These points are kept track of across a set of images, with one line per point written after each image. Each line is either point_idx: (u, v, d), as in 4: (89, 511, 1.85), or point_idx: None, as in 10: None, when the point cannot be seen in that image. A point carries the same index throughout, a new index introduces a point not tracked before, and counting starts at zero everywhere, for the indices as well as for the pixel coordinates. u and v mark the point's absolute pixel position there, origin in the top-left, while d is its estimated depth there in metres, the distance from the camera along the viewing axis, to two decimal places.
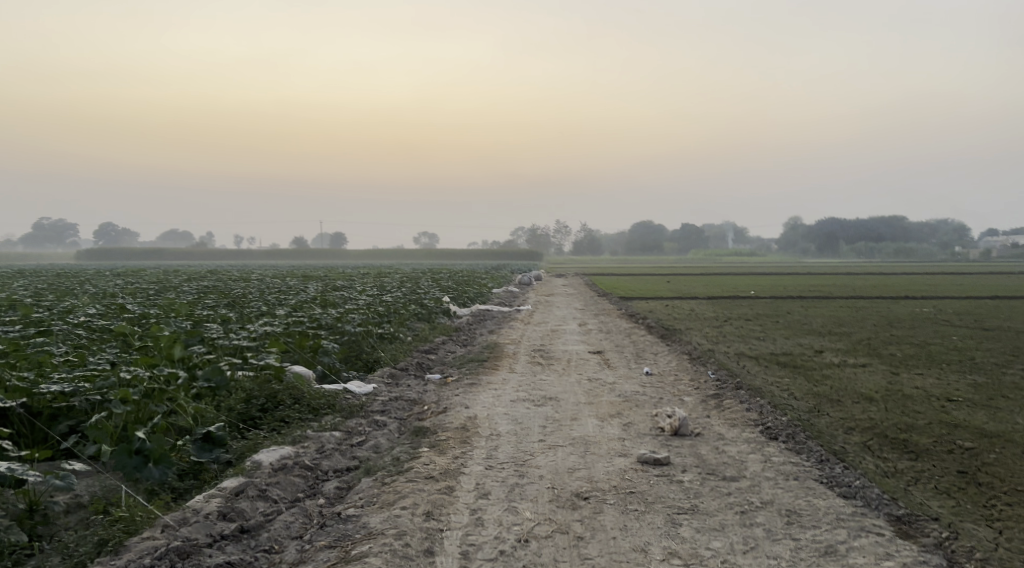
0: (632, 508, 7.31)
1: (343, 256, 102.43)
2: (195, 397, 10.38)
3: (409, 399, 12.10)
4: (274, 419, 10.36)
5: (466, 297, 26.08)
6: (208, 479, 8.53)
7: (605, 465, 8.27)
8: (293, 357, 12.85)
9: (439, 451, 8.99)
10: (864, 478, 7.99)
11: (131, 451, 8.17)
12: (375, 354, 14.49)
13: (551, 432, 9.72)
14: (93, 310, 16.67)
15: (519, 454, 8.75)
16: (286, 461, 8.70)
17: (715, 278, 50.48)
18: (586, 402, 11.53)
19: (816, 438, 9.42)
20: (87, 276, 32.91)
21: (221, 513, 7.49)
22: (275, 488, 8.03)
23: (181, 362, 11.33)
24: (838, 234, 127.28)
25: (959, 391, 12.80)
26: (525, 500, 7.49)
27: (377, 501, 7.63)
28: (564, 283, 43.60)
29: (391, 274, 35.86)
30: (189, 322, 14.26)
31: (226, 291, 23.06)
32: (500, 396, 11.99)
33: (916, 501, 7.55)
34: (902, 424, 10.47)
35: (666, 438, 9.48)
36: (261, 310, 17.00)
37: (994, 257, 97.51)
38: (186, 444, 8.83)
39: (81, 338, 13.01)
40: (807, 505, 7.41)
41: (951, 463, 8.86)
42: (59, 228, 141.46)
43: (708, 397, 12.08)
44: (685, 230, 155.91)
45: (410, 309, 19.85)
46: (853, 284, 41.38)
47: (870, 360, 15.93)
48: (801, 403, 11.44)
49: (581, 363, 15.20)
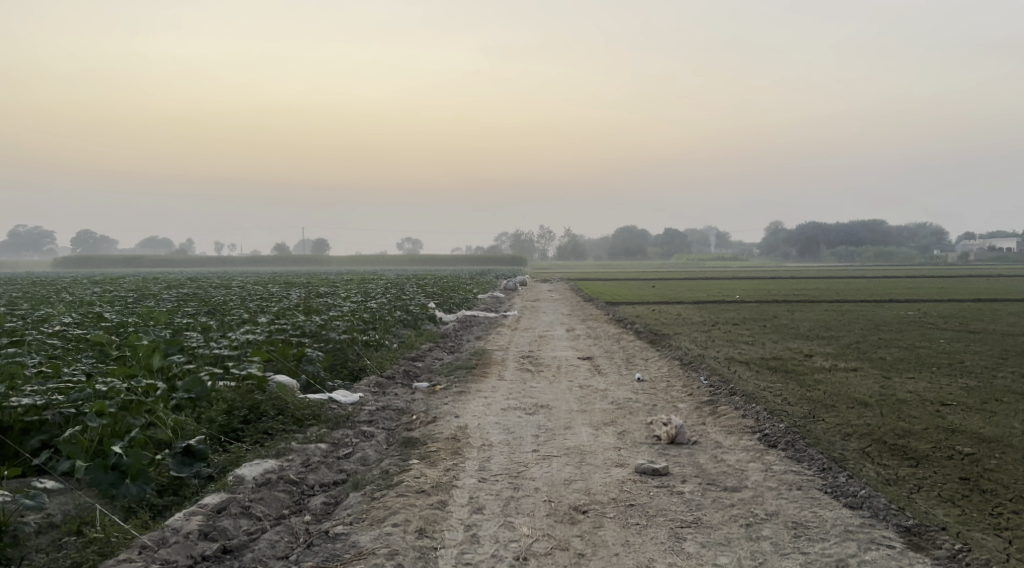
0: (633, 522, 7.04)
1: (323, 262, 101.80)
2: (174, 409, 10.05)
3: (397, 409, 11.78)
4: (257, 431, 10.03)
5: (452, 303, 25.74)
6: (189, 495, 8.21)
7: (601, 477, 8.01)
8: (277, 365, 12.56)
9: (430, 463, 8.69)
10: (869, 487, 7.76)
11: (108, 467, 7.91)
12: (361, 362, 14.17)
13: (544, 441, 9.45)
14: (69, 319, 16.21)
15: (513, 465, 8.47)
16: (270, 475, 8.38)
17: (698, 283, 50.34)
18: (579, 410, 11.26)
19: (817, 445, 9.19)
20: (66, 285, 32.40)
21: (202, 532, 7.18)
22: (259, 504, 7.72)
23: (160, 373, 10.99)
24: (819, 239, 127.89)
25: (953, 394, 12.64)
26: (521, 514, 7.22)
27: (367, 517, 7.32)
28: (550, 288, 43.36)
29: (376, 280, 35.40)
30: (168, 331, 13.89)
31: (207, 298, 22.68)
32: (489, 405, 11.70)
33: (922, 510, 7.34)
34: (899, 429, 10.26)
35: (663, 447, 9.23)
36: (242, 318, 16.66)
37: (973, 259, 98.50)
38: (165, 459, 8.53)
39: (56, 349, 12.62)
40: (814, 517, 7.17)
41: (953, 469, 8.65)
42: (36, 237, 139.85)
43: (702, 403, 11.83)
44: (667, 235, 156.33)
45: (396, 316, 19.53)
46: (837, 287, 41.48)
47: (860, 364, 15.77)
48: (797, 409, 11.23)
49: (571, 369, 14.93)
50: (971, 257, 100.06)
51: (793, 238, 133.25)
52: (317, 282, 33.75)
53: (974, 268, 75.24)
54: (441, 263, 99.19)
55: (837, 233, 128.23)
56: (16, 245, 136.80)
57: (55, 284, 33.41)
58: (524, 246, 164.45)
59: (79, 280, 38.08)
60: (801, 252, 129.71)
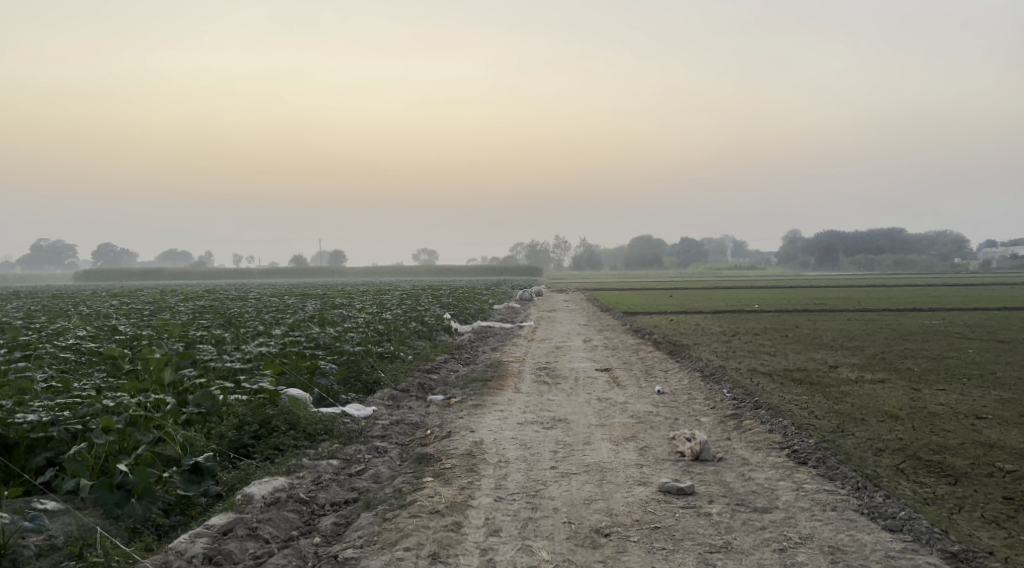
0: (658, 547, 6.68)
1: (340, 274, 101.87)
2: (184, 424, 9.77)
3: (411, 423, 11.47)
4: (267, 447, 9.73)
5: (467, 314, 25.45)
6: (195, 515, 7.90)
7: (624, 496, 7.64)
8: (290, 378, 12.31)
9: (444, 481, 8.35)
10: (908, 507, 7.36)
11: (112, 486, 7.64)
12: (375, 375, 13.87)
13: (563, 457, 9.10)
14: (83, 332, 16.03)
15: (531, 483, 8.12)
16: (279, 493, 8.07)
17: (716, 291, 50.03)
18: (599, 424, 10.92)
19: (849, 462, 8.79)
20: (83, 297, 32.38)
21: (207, 556, 6.88)
22: (266, 526, 7.40)
23: (171, 388, 10.75)
24: (838, 247, 126.95)
25: (987, 407, 12.18)
26: (540, 537, 6.87)
27: (378, 540, 6.98)
28: (565, 298, 43.01)
29: (392, 291, 35.09)
30: (181, 344, 13.66)
31: (223, 310, 22.49)
32: (506, 419, 11.35)
33: (966, 532, 6.94)
34: (934, 444, 9.83)
35: (687, 464, 8.86)
36: (257, 330, 16.42)
37: (995, 267, 97.32)
38: (172, 477, 8.24)
39: (68, 363, 12.41)
40: (851, 541, 6.78)
41: (995, 488, 8.23)
42: (58, 251, 141.38)
43: (726, 417, 11.44)
44: (684, 245, 155.94)
45: (410, 327, 19.23)
46: (859, 296, 40.98)
47: (887, 375, 15.30)
48: (824, 423, 10.82)
49: (589, 381, 14.59)
50: (992, 266, 98.90)
51: (811, 247, 132.18)
52: (332, 293, 33.55)
53: (996, 278, 74.29)
54: (457, 274, 98.81)
55: (856, 242, 127.28)
56: (38, 259, 138.05)
57: (73, 295, 33.36)
58: (540, 256, 163.88)
59: (97, 293, 38.22)
60: (819, 261, 128.73)
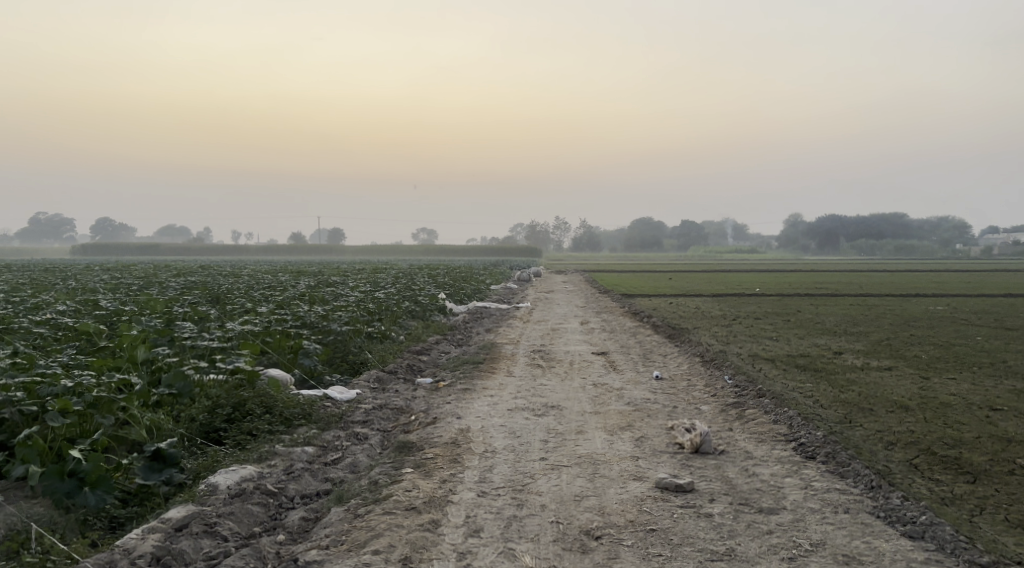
0: (654, 553, 6.09)
1: (338, 251, 101.22)
2: (154, 405, 9.13)
3: (396, 407, 10.86)
4: (240, 432, 9.08)
5: (463, 294, 24.74)
6: (154, 507, 7.28)
7: (617, 493, 7.04)
8: (272, 359, 11.73)
9: (425, 473, 7.75)
10: (929, 511, 6.75)
11: (64, 474, 7.04)
12: (363, 355, 13.27)
13: (553, 448, 8.48)
14: (64, 306, 15.39)
15: (517, 476, 7.52)
16: (245, 484, 7.45)
17: (716, 275, 49.15)
18: (593, 412, 10.28)
19: (860, 457, 8.16)
20: (77, 272, 31.69)
21: (156, 556, 6.33)
22: (227, 521, 6.83)
23: (145, 367, 10.11)
24: (840, 233, 125.95)
25: (1001, 398, 11.56)
26: (524, 540, 6.29)
27: (346, 540, 6.40)
28: (562, 280, 42.23)
29: (388, 270, 34.28)
30: (162, 321, 13.02)
31: (213, 287, 21.82)
32: (495, 405, 10.71)
33: (992, 540, 6.35)
34: (948, 438, 9.21)
35: (686, 457, 8.25)
36: (243, 308, 15.74)
37: (997, 254, 96.59)
38: (133, 464, 7.61)
39: (40, 338, 11.80)
40: (867, 549, 6.21)
41: (1017, 489, 7.61)
42: (56, 224, 140.61)
43: (728, 406, 10.81)
44: (684, 228, 155.35)
45: (403, 307, 18.56)
46: (862, 281, 40.22)
47: (895, 362, 14.67)
48: (830, 413, 10.20)
49: (584, 365, 13.98)
50: (994, 252, 97.98)
51: (812, 230, 131.34)
52: (327, 272, 32.92)
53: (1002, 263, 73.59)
54: (456, 254, 98.13)
55: (858, 227, 126.25)
56: (35, 232, 136.97)
57: (63, 270, 32.67)
58: (540, 238, 163.16)
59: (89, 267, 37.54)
60: (820, 245, 127.84)
